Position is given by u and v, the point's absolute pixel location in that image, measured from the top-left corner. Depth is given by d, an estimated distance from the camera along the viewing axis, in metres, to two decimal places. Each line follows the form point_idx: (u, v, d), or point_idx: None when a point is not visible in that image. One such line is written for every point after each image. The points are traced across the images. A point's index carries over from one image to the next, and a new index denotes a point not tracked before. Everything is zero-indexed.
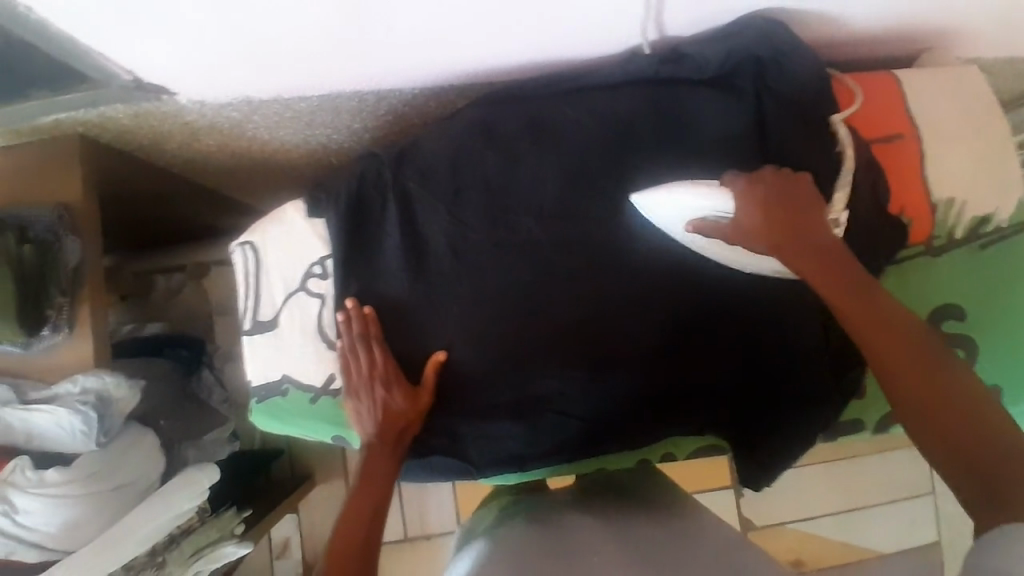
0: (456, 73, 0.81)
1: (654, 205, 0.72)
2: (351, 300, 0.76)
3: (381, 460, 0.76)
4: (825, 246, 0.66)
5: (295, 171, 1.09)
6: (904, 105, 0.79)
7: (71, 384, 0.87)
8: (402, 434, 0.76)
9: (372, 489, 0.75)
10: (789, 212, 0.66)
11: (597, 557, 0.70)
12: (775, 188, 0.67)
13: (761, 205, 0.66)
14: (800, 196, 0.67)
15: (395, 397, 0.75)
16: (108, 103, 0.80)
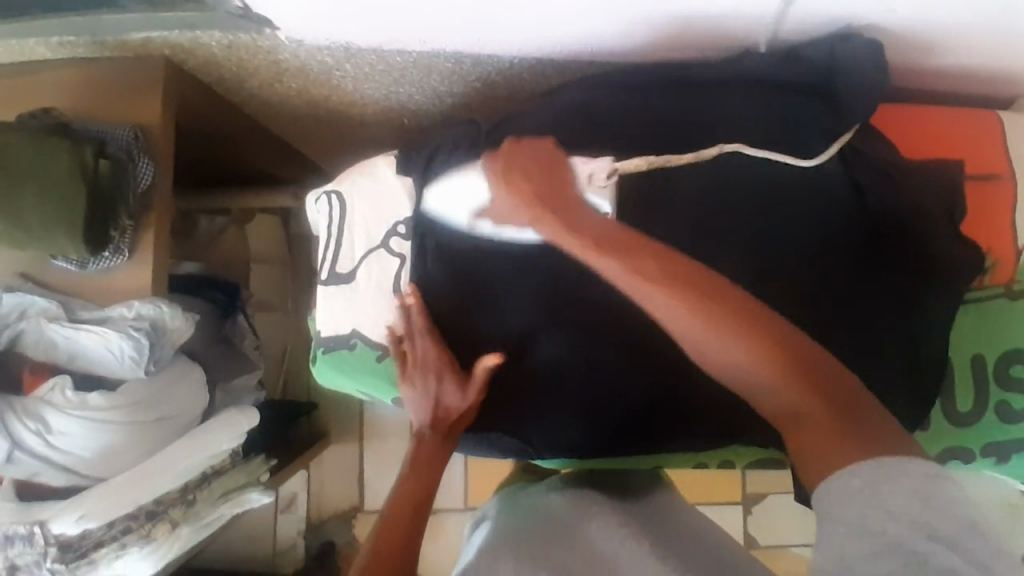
0: (562, 49, 0.80)
1: (445, 206, 0.76)
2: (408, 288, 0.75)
3: (429, 453, 0.76)
4: (609, 227, 0.61)
5: (365, 128, 1.07)
6: (1005, 147, 0.80)
7: (126, 309, 0.85)
8: (451, 426, 0.77)
9: (420, 481, 0.74)
10: (540, 184, 0.64)
11: (593, 525, 0.69)
12: (524, 155, 0.65)
13: (508, 182, 0.64)
14: (547, 161, 0.65)
15: (447, 390, 0.74)
16: (207, 28, 0.79)
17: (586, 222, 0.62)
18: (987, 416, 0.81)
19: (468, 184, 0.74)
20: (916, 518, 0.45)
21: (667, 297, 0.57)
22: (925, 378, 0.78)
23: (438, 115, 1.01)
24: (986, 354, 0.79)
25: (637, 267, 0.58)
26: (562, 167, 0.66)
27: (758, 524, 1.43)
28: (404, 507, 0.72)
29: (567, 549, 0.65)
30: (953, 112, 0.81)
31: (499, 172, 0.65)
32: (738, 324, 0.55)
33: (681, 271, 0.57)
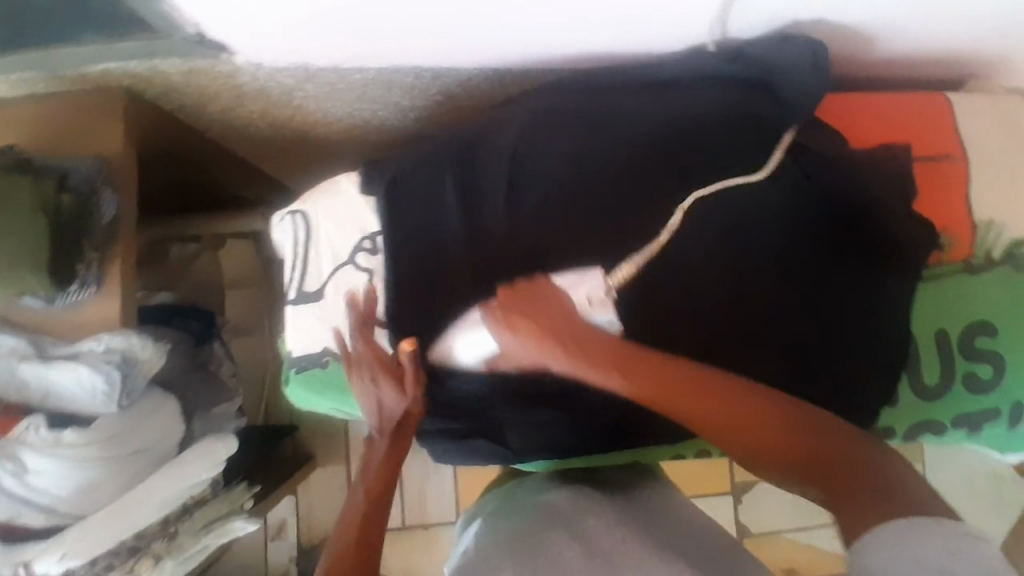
0: (519, 58, 0.82)
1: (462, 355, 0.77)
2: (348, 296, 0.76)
3: (382, 452, 0.75)
4: (599, 342, 0.66)
5: (332, 147, 1.08)
6: (954, 128, 0.83)
7: (95, 342, 0.85)
8: (398, 424, 0.75)
9: (378, 476, 0.74)
10: (538, 320, 0.67)
11: (592, 520, 0.70)
12: (521, 300, 0.69)
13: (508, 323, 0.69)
14: (546, 302, 0.68)
15: (387, 385, 0.74)
16: (165, 56, 0.79)
17: (589, 339, 0.66)
18: (955, 388, 0.82)
19: (476, 339, 0.75)
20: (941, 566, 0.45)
21: (639, 388, 0.65)
22: (894, 353, 0.80)
23: (403, 129, 1.02)
24: (949, 327, 0.81)
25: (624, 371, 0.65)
26: (556, 301, 0.68)
27: (749, 514, 1.44)
28: (371, 502, 0.72)
29: (567, 540, 0.66)
30: (902, 97, 0.84)
31: (504, 317, 0.69)
32: (727, 401, 0.61)
33: (676, 374, 0.64)
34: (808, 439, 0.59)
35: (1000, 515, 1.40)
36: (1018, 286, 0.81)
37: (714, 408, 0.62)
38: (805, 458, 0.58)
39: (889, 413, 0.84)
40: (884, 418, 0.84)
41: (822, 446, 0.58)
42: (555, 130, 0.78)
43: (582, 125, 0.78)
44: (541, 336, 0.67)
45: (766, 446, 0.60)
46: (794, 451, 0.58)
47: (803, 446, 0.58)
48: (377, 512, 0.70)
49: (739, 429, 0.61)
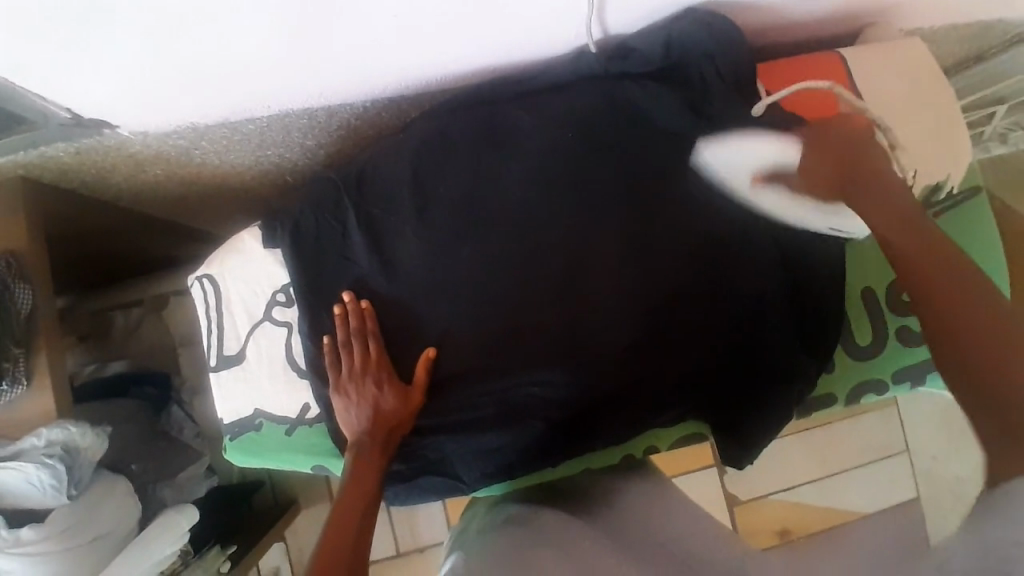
0: (407, 83, 0.80)
1: (728, 164, 0.76)
2: (347, 294, 0.75)
3: (368, 460, 0.74)
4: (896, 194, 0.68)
5: (251, 193, 1.06)
6: (850, 84, 0.81)
7: (35, 438, 0.83)
8: (391, 435, 0.76)
9: (361, 488, 0.74)
10: (844, 154, 0.69)
11: (589, 542, 0.66)
12: (837, 137, 0.70)
13: (816, 148, 0.70)
14: (852, 138, 0.70)
15: (381, 386, 0.74)
16: (48, 143, 0.77)
17: (861, 158, 0.69)
18: (890, 344, 0.83)
19: (760, 154, 0.73)
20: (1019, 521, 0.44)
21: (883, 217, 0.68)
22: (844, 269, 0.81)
23: (317, 167, 1.00)
24: (875, 285, 0.83)
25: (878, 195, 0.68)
26: (868, 142, 0.71)
27: (736, 483, 1.45)
28: (349, 520, 0.72)
29: (562, 560, 0.62)
30: (795, 62, 0.83)
31: (824, 140, 0.70)
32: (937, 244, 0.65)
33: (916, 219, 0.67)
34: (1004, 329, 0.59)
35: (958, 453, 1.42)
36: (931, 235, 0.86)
37: (923, 251, 0.65)
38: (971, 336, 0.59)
39: (828, 379, 0.83)
40: (827, 385, 0.84)
41: (998, 359, 0.57)
42: (451, 153, 0.77)
43: (478, 146, 0.77)
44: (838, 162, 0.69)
45: (959, 324, 0.60)
46: (987, 328, 0.59)
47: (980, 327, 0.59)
48: (362, 522, 0.73)
49: (977, 301, 0.61)
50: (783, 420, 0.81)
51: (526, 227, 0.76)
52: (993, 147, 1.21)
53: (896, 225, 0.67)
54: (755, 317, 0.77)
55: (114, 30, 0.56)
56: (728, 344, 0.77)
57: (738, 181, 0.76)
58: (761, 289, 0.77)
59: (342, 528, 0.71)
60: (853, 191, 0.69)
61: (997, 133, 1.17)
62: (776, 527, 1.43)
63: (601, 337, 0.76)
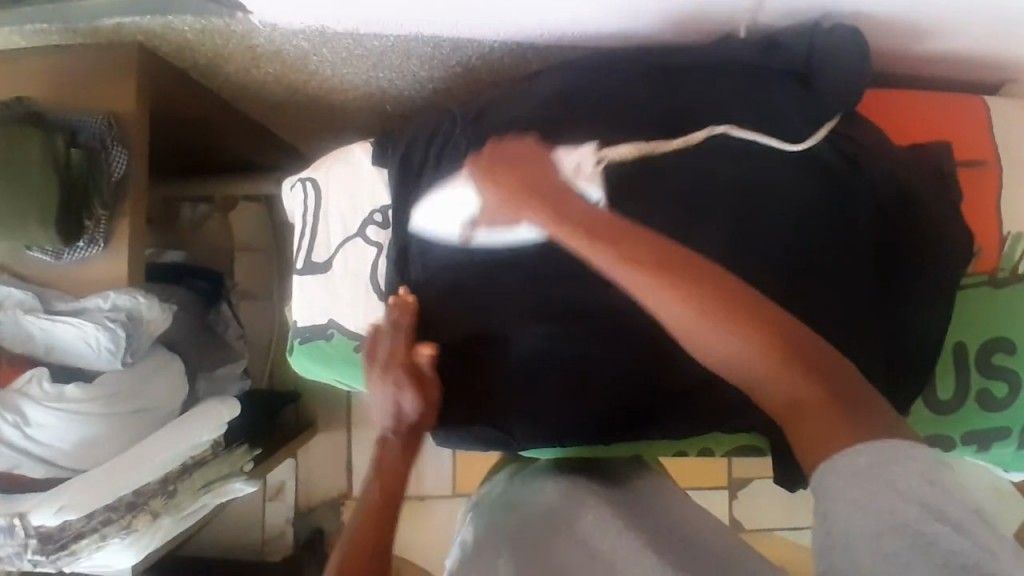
0: (541, 33, 0.78)
1: (437, 223, 0.74)
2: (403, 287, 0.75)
3: (393, 463, 0.69)
4: (589, 215, 0.55)
5: (347, 114, 1.06)
6: (990, 133, 0.79)
7: (101, 300, 0.85)
8: (410, 426, 0.72)
9: (385, 485, 0.66)
10: (528, 178, 0.56)
11: (590, 514, 0.65)
12: (507, 156, 0.57)
13: (489, 176, 0.58)
14: (533, 161, 0.57)
15: (395, 374, 0.70)
16: (180, 12, 0.76)
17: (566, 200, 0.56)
18: (968, 404, 0.80)
19: (456, 209, 0.71)
20: (925, 499, 0.42)
21: (614, 263, 0.53)
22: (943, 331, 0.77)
23: (421, 101, 0.99)
24: (968, 342, 0.79)
25: (664, 271, 0.51)
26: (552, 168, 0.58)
27: (744, 508, 1.44)
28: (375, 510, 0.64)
29: (567, 543, 0.62)
30: (932, 97, 0.80)
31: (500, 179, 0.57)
32: (695, 274, 0.51)
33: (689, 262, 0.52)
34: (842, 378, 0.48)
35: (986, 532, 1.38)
36: None
37: (736, 325, 0.49)
38: (794, 366, 0.48)
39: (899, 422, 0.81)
40: None
41: (828, 369, 0.48)
42: (574, 112, 0.75)
43: (604, 112, 0.75)
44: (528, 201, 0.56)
45: (777, 352, 0.49)
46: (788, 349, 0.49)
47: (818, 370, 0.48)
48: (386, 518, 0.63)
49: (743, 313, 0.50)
50: None
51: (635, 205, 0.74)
52: None
53: (715, 313, 0.50)
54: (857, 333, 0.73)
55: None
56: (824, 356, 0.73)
57: (449, 241, 0.74)
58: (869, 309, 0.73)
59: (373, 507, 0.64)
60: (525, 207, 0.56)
61: None
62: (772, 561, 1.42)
63: None
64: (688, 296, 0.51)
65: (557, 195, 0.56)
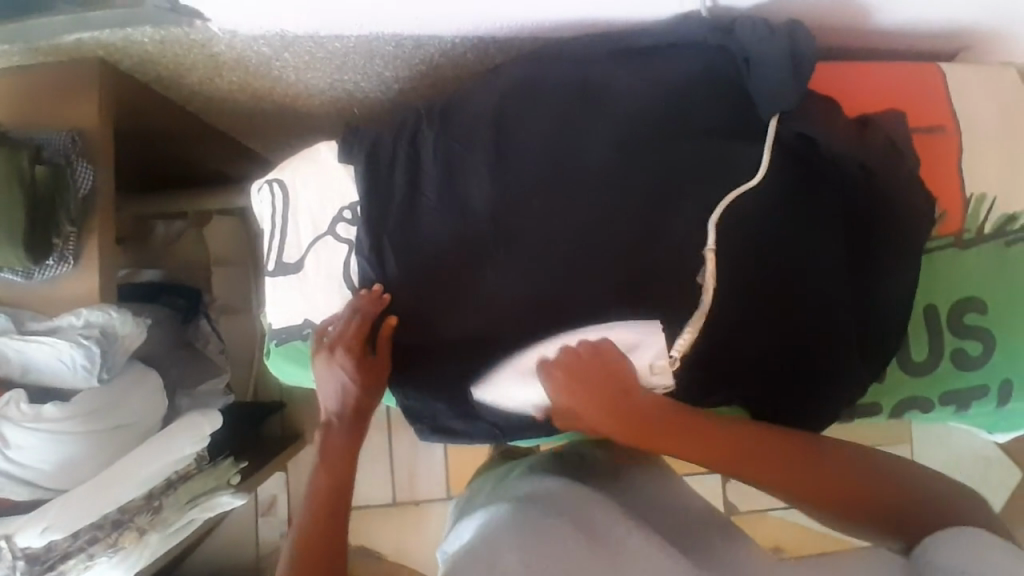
0: (500, 26, 0.79)
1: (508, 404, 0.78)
2: (376, 285, 0.76)
3: (341, 446, 0.77)
4: (644, 405, 0.67)
5: (315, 119, 1.06)
6: (948, 97, 0.80)
7: (73, 317, 0.84)
8: (362, 414, 0.80)
9: (336, 469, 0.75)
10: (603, 389, 0.68)
11: (598, 513, 0.64)
12: (585, 369, 0.69)
13: (567, 390, 0.70)
14: (601, 368, 0.69)
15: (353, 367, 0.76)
16: (137, 25, 0.76)
17: (632, 406, 0.68)
18: (943, 364, 0.81)
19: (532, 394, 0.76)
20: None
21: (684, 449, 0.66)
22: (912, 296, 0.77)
23: (388, 102, 0.99)
24: (939, 304, 0.80)
25: (726, 444, 0.64)
26: (623, 363, 0.69)
27: (737, 491, 1.45)
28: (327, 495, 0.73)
29: (569, 527, 0.61)
30: (892, 67, 0.81)
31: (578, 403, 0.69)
32: (750, 436, 0.64)
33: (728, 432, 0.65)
34: (882, 481, 0.62)
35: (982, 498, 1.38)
36: (1007, 263, 0.80)
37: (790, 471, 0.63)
38: (861, 497, 0.61)
39: (876, 389, 0.82)
40: (875, 393, 0.83)
41: (877, 486, 0.61)
42: (538, 102, 0.76)
43: (569, 101, 0.76)
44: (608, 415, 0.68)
45: (833, 490, 0.62)
46: (850, 487, 0.61)
47: (858, 484, 0.62)
48: (338, 506, 0.73)
49: (782, 452, 0.64)
50: (830, 419, 0.79)
51: (605, 191, 0.73)
52: None
53: (737, 455, 0.64)
54: (829, 304, 0.73)
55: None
56: (796, 328, 0.73)
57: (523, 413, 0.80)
58: (841, 277, 0.73)
59: (321, 495, 0.73)
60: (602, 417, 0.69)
61: None
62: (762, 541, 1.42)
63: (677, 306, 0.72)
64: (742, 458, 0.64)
65: (628, 407, 0.68)
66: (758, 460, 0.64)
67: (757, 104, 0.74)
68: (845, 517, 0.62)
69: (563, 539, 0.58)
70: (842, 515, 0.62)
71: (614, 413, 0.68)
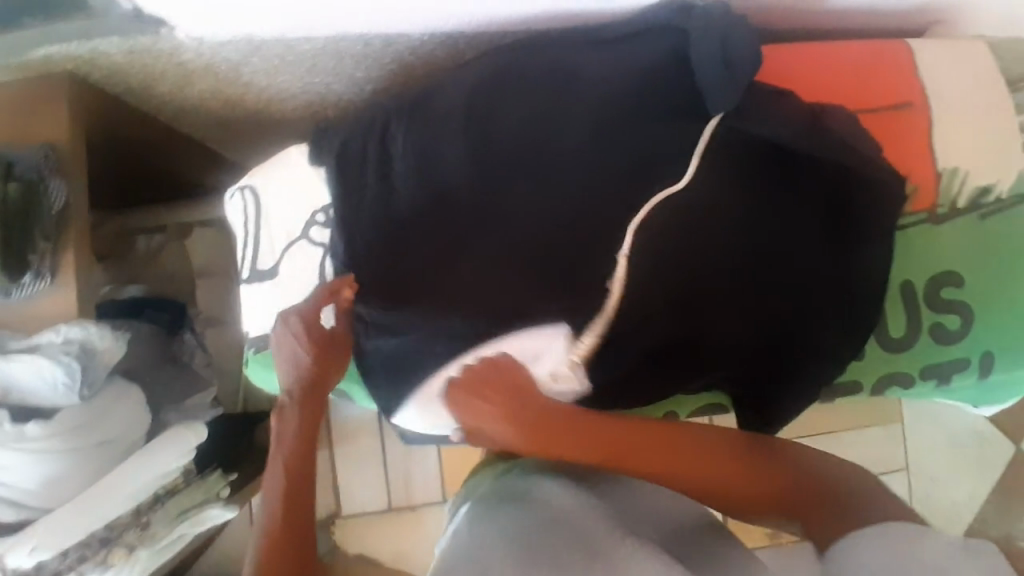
0: (467, 22, 0.79)
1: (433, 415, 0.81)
2: (344, 276, 0.76)
3: (294, 433, 0.78)
4: (546, 411, 0.70)
5: (289, 123, 1.06)
6: (914, 74, 0.81)
7: (53, 334, 0.83)
8: (319, 396, 0.79)
9: (297, 456, 0.78)
10: (508, 400, 0.71)
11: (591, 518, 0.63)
12: (489, 376, 0.72)
13: (484, 403, 0.72)
14: (501, 381, 0.72)
15: (313, 360, 0.76)
16: (103, 35, 0.75)
17: (538, 417, 0.70)
18: (922, 339, 0.82)
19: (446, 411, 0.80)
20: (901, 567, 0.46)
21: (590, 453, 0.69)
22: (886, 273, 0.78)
23: (360, 103, 0.99)
24: (915, 280, 0.80)
25: (625, 449, 0.69)
26: (522, 374, 0.72)
27: None
28: (287, 487, 0.76)
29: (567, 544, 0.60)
30: (858, 47, 0.82)
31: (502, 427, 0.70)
32: (658, 446, 0.69)
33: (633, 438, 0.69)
34: (810, 485, 0.67)
35: (974, 473, 1.39)
36: (980, 236, 0.80)
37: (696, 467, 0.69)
38: (767, 492, 0.68)
39: (856, 367, 0.83)
40: (854, 371, 0.83)
41: (792, 489, 0.67)
42: (507, 97, 0.76)
43: (537, 93, 0.76)
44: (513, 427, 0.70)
45: (755, 497, 0.68)
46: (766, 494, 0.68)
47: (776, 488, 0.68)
48: (302, 501, 0.76)
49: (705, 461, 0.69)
50: (811, 400, 0.79)
51: (577, 182, 0.73)
52: None
53: (643, 456, 0.69)
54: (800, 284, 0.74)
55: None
56: (769, 309, 0.75)
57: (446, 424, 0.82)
58: (812, 257, 0.74)
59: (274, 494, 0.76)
60: (524, 429, 0.70)
61: None
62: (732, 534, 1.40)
63: (651, 292, 0.73)
64: (660, 462, 0.69)
65: (532, 416, 0.70)
66: (664, 461, 0.69)
67: (706, 91, 0.73)
68: (750, 511, 0.69)
69: (553, 548, 0.61)
70: (743, 515, 0.70)
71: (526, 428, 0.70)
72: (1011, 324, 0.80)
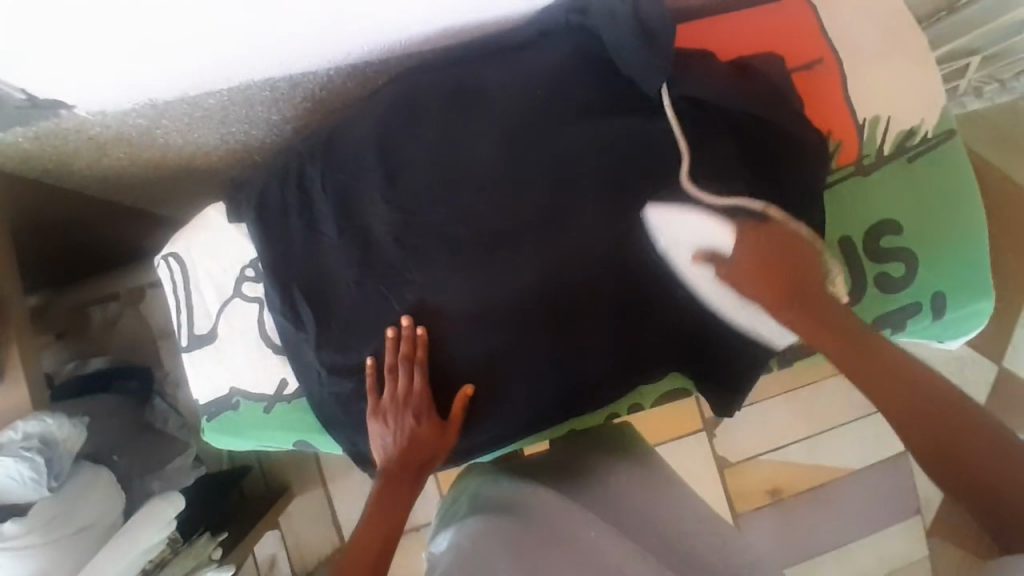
0: (370, 51, 0.78)
1: (675, 232, 0.71)
2: (404, 318, 0.74)
3: (396, 488, 0.77)
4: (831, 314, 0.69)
5: (217, 173, 1.04)
6: (818, 33, 0.82)
7: (11, 431, 0.80)
8: (422, 465, 0.78)
9: (392, 505, 0.76)
10: (785, 271, 0.68)
11: (593, 534, 0.62)
12: (773, 237, 0.68)
13: (758, 252, 0.68)
14: (804, 260, 0.69)
15: (405, 415, 0.76)
16: (4, 127, 0.74)
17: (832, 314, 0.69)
18: (870, 292, 0.81)
19: (699, 230, 0.69)
20: None
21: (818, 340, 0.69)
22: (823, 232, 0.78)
23: (285, 143, 0.98)
24: (853, 234, 0.80)
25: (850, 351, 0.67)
26: (812, 262, 0.69)
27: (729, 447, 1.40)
28: (377, 525, 0.74)
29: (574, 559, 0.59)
30: (760, 14, 0.82)
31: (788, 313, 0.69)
32: (885, 361, 0.66)
33: (883, 355, 0.66)
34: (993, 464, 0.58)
35: None
36: (910, 180, 0.81)
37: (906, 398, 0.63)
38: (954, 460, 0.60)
39: None
40: None
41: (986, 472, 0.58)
42: (420, 119, 0.75)
43: (449, 111, 0.75)
44: (778, 300, 0.69)
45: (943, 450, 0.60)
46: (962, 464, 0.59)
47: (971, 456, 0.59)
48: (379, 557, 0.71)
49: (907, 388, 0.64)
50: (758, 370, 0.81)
51: (502, 196, 0.73)
52: (967, 101, 1.22)
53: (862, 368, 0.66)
54: None
55: (54, 21, 0.52)
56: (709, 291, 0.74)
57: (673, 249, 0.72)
58: None
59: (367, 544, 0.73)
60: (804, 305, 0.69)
61: (970, 86, 1.19)
62: (728, 498, 1.39)
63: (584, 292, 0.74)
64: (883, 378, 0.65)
65: (797, 305, 0.69)
66: (882, 376, 0.65)
67: (634, 78, 0.73)
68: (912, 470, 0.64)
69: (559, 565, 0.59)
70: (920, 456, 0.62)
71: (811, 323, 0.69)
72: (953, 263, 0.81)
